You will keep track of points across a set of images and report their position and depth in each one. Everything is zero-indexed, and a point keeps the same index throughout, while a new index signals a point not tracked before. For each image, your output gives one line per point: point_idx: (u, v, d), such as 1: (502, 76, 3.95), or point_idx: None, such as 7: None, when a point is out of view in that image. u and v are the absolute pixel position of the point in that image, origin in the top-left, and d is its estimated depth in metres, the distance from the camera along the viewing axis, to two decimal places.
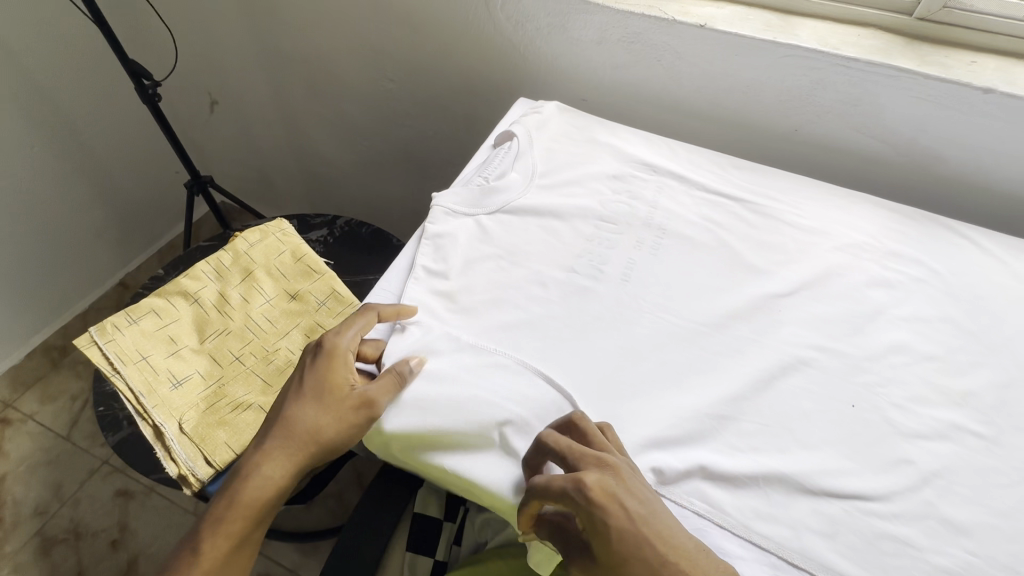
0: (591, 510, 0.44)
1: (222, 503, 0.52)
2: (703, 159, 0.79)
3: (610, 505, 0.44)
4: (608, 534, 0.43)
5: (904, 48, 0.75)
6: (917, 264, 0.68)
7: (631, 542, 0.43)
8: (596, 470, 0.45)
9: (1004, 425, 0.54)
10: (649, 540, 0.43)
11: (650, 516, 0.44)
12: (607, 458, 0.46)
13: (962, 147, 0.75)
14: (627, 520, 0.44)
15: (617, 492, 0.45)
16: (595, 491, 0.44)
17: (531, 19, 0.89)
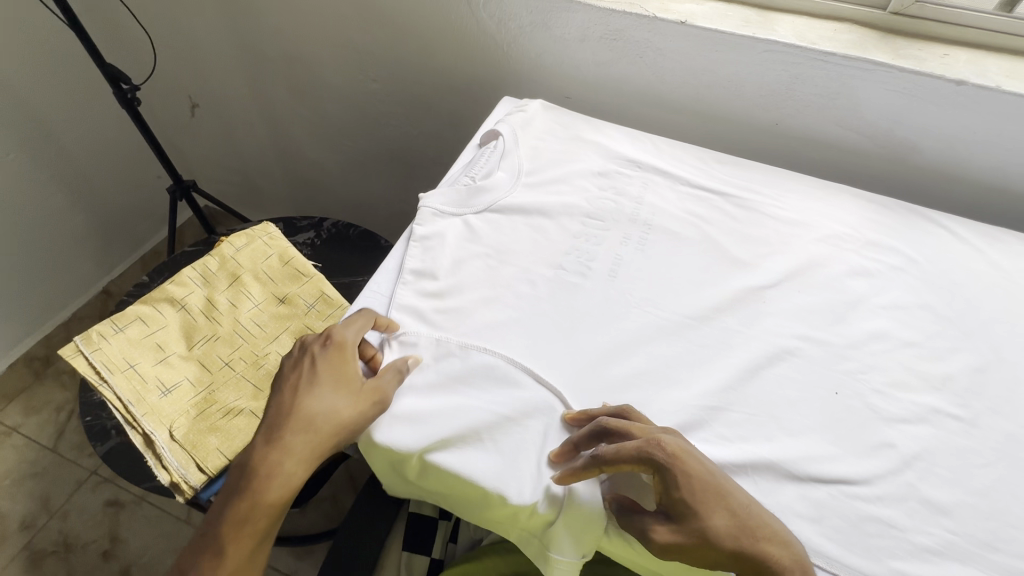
0: (674, 464, 0.46)
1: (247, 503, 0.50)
2: (687, 154, 0.80)
3: (688, 458, 0.47)
4: (692, 486, 0.46)
5: (878, 42, 0.76)
6: (894, 252, 0.70)
7: (715, 493, 0.47)
8: (658, 431, 0.49)
9: (981, 407, 0.56)
10: (726, 488, 0.47)
11: (717, 468, 0.49)
12: (661, 425, 0.51)
13: (937, 137, 0.77)
14: (705, 469, 0.47)
15: (691, 449, 0.48)
16: (673, 447, 0.47)
17: (514, 18, 0.89)
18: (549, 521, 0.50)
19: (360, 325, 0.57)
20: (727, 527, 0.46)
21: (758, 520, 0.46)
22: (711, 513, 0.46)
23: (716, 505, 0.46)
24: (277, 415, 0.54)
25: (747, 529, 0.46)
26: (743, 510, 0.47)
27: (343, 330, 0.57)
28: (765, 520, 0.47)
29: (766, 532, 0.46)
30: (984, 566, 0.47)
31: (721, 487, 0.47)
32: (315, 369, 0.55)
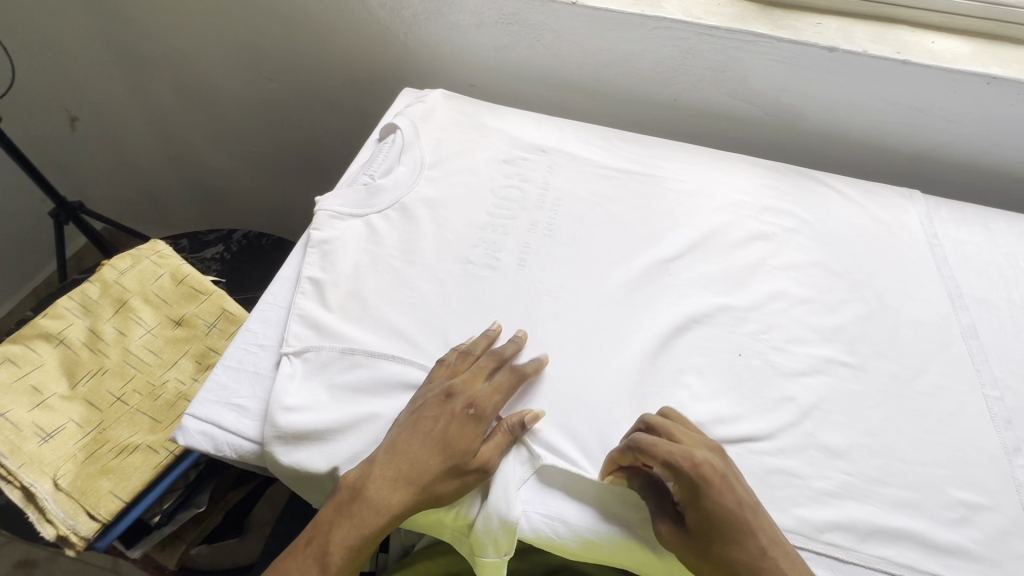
0: (704, 483, 0.45)
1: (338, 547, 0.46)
2: (591, 135, 0.81)
3: (720, 481, 0.45)
4: (716, 513, 0.44)
5: (758, 14, 0.79)
6: (787, 215, 0.73)
7: (735, 525, 0.45)
8: (715, 457, 0.47)
9: (867, 352, 0.60)
10: (752, 523, 0.45)
11: (750, 499, 0.46)
12: (706, 442, 0.49)
13: (818, 102, 0.82)
14: (736, 500, 0.45)
15: (728, 476, 0.46)
16: (710, 466, 0.46)
17: (407, 6, 0.86)
18: (468, 524, 0.49)
19: (507, 390, 0.52)
20: (736, 560, 0.44)
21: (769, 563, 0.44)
22: (725, 540, 0.44)
23: (730, 536, 0.44)
24: (395, 464, 0.47)
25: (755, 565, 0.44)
26: (762, 550, 0.45)
27: (488, 392, 0.51)
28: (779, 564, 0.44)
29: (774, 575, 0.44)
30: (876, 501, 0.50)
31: (746, 518, 0.45)
32: (438, 419, 0.49)
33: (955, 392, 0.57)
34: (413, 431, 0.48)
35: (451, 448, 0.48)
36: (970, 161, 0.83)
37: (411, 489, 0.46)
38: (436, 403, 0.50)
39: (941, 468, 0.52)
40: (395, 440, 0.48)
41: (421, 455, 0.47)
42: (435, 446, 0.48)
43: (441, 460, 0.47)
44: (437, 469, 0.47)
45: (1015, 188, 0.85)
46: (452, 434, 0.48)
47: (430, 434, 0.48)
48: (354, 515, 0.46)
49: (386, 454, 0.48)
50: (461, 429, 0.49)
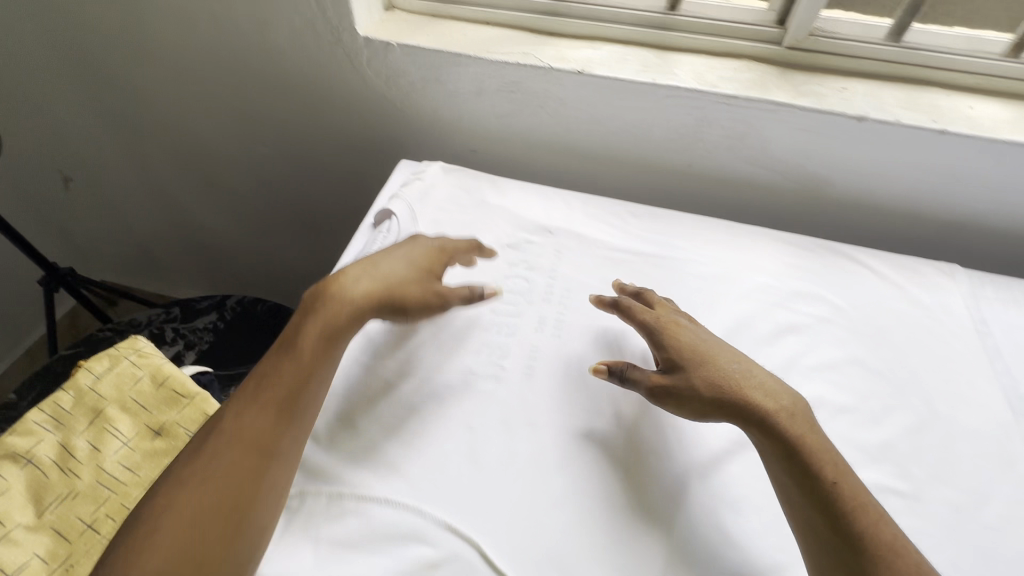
0: (667, 332, 0.56)
1: (297, 345, 0.53)
2: (601, 211, 0.75)
3: (682, 328, 0.57)
4: (676, 343, 0.55)
5: (778, 79, 0.74)
6: (818, 301, 0.67)
7: (699, 349, 0.54)
8: (672, 315, 0.58)
9: (922, 475, 0.53)
10: (718, 352, 0.55)
11: (710, 337, 0.57)
12: (679, 313, 0.60)
13: (845, 170, 0.76)
14: (695, 335, 0.56)
15: (686, 326, 0.57)
16: (671, 322, 0.57)
17: (402, 75, 0.81)
18: None
19: (467, 251, 0.64)
20: (715, 380, 0.52)
21: (745, 378, 0.52)
22: (697, 368, 0.53)
23: (701, 357, 0.54)
24: (359, 265, 0.58)
25: (735, 384, 0.51)
26: (732, 367, 0.53)
27: (454, 244, 0.64)
28: (752, 378, 0.52)
29: (749, 383, 0.52)
30: None
31: (705, 344, 0.55)
32: (403, 250, 0.61)
33: None
34: (382, 256, 0.60)
35: (414, 269, 0.59)
36: (1013, 229, 0.76)
37: (377, 293, 0.56)
38: (401, 244, 0.62)
39: None
40: (363, 262, 0.59)
41: (386, 266, 0.58)
42: (403, 269, 0.59)
43: (405, 275, 0.58)
44: (398, 275, 0.58)
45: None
46: (415, 254, 0.61)
47: (395, 253, 0.60)
48: (318, 309, 0.55)
49: (354, 270, 0.58)
50: (423, 255, 0.61)
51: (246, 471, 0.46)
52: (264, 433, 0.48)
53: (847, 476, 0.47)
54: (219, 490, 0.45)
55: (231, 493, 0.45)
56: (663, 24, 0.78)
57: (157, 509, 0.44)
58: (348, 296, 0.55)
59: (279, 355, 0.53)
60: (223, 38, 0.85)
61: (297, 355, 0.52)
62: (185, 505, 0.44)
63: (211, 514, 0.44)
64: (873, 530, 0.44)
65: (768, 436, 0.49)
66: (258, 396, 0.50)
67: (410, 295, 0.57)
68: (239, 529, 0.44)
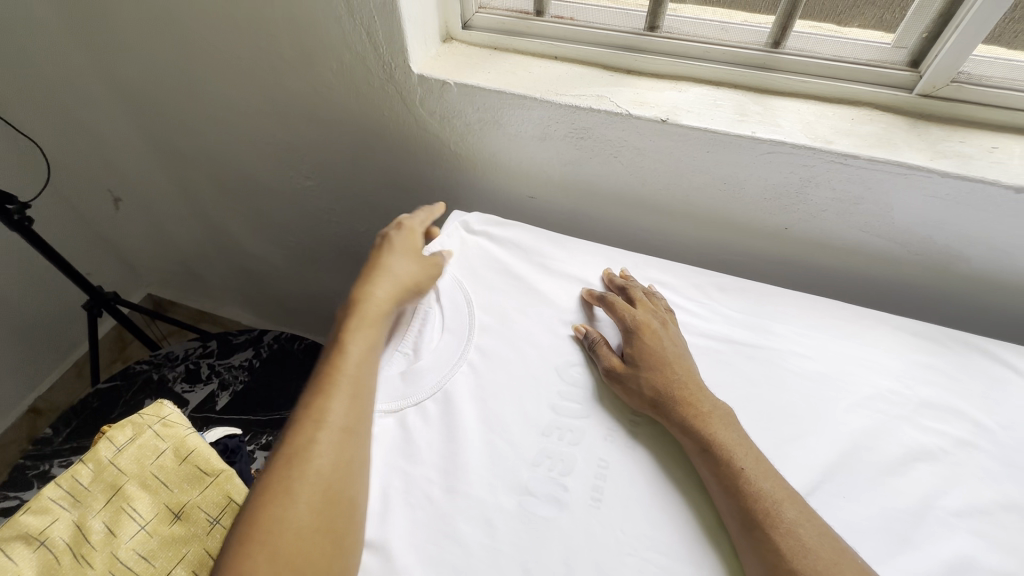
0: (637, 330, 0.57)
1: (338, 345, 0.52)
2: (681, 282, 0.65)
3: (654, 329, 0.58)
4: (637, 335, 0.57)
5: (908, 134, 0.61)
6: (956, 418, 0.54)
7: (658, 353, 0.55)
8: (647, 312, 0.59)
9: None
10: (677, 356, 0.56)
11: (679, 348, 0.57)
12: (661, 315, 0.60)
13: (988, 246, 0.62)
14: (662, 333, 0.57)
15: (658, 328, 0.58)
16: (644, 322, 0.58)
17: (459, 115, 0.73)
18: None
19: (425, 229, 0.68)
20: (659, 383, 0.53)
21: (687, 387, 0.52)
22: (649, 370, 0.54)
23: (654, 360, 0.55)
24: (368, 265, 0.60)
25: (679, 391, 0.52)
26: (681, 375, 0.54)
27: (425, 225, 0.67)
28: (691, 385, 0.53)
29: (693, 391, 0.52)
30: None
31: (664, 344, 0.56)
32: (401, 242, 0.63)
33: None
34: (386, 251, 0.61)
35: (415, 264, 0.61)
36: None
37: (398, 296, 0.58)
38: (407, 249, 0.63)
39: None
40: (379, 265, 0.60)
41: (400, 275, 0.59)
42: (410, 264, 0.61)
43: (410, 271, 0.60)
44: (401, 270, 0.60)
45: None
46: (419, 272, 0.61)
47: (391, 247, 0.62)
48: (361, 307, 0.55)
49: (370, 277, 0.58)
50: (412, 245, 0.63)
51: (337, 461, 0.45)
52: (320, 448, 0.45)
53: (770, 479, 0.46)
54: (318, 491, 0.43)
55: (331, 489, 0.44)
56: (764, 64, 0.66)
57: (262, 524, 0.41)
58: (374, 299, 0.56)
59: (322, 360, 0.52)
60: (268, 69, 0.78)
61: (350, 340, 0.53)
62: (290, 510, 0.42)
63: (319, 512, 0.43)
64: (775, 503, 0.44)
65: (694, 438, 0.49)
66: (321, 385, 0.49)
67: (415, 281, 0.60)
68: (349, 516, 0.44)
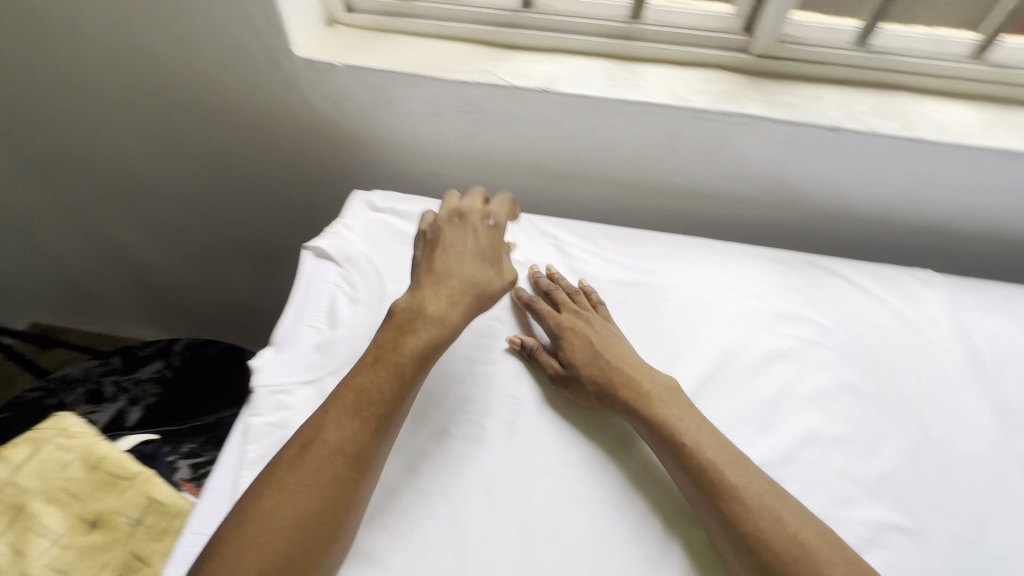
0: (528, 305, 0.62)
1: (382, 359, 0.49)
2: (575, 236, 0.71)
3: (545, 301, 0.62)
4: (564, 337, 0.58)
5: (749, 89, 0.71)
6: (804, 323, 0.64)
7: (548, 321, 0.60)
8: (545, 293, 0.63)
9: (922, 507, 0.51)
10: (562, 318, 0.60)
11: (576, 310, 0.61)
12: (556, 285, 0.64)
13: (821, 181, 0.73)
14: (588, 331, 0.59)
15: (551, 299, 0.62)
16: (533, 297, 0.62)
17: (352, 97, 0.75)
18: None
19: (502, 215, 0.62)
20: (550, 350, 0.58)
21: (571, 341, 0.57)
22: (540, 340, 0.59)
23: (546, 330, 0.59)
24: (428, 267, 0.55)
25: (562, 348, 0.57)
26: (564, 332, 0.58)
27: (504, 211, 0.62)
28: (576, 337, 0.58)
29: (574, 345, 0.57)
30: None
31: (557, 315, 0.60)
32: (467, 241, 0.57)
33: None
34: (457, 251, 0.56)
35: (485, 272, 0.56)
36: (983, 233, 0.76)
37: (464, 314, 0.53)
38: (486, 250, 0.57)
39: None
40: (455, 266, 0.55)
41: (468, 278, 0.54)
42: (475, 269, 0.55)
43: (472, 271, 0.55)
44: (467, 276, 0.54)
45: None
46: (486, 276, 0.55)
47: (461, 250, 0.56)
48: (410, 324, 0.51)
49: (431, 284, 0.53)
50: (481, 245, 0.57)
51: (344, 490, 0.44)
52: (332, 475, 0.43)
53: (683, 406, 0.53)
54: (316, 517, 0.42)
55: (330, 517, 0.42)
56: (626, 34, 0.73)
57: (254, 544, 0.40)
58: (429, 317, 0.51)
59: (369, 375, 0.48)
60: (141, 62, 0.75)
61: (386, 366, 0.49)
62: (289, 532, 0.41)
63: (312, 540, 0.41)
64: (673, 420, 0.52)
65: (574, 386, 0.55)
66: (352, 412, 0.46)
67: (482, 295, 0.55)
68: (337, 542, 0.43)
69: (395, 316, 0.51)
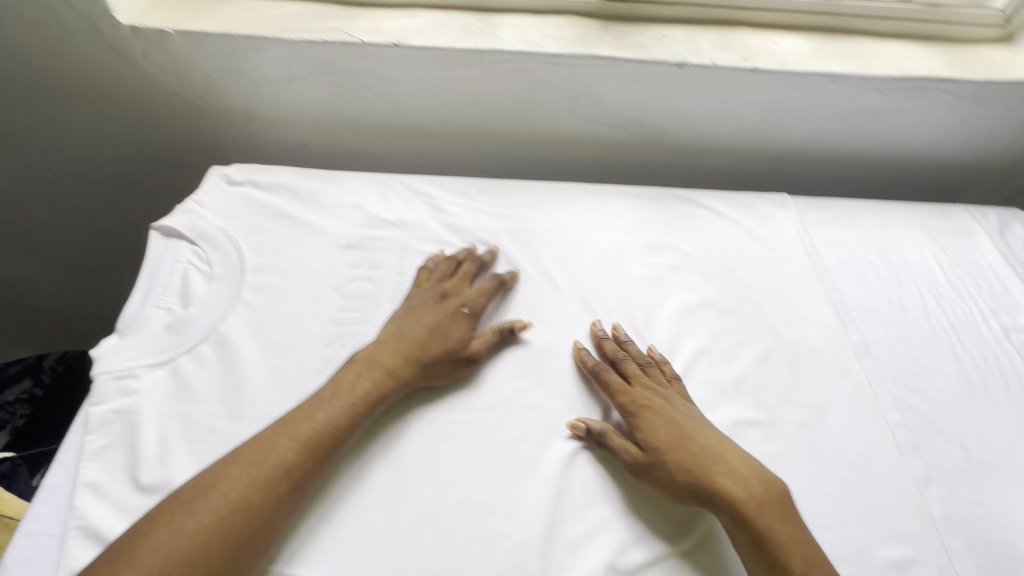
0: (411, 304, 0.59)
1: (336, 399, 0.48)
2: (448, 191, 0.71)
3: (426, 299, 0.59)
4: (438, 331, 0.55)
5: (601, 33, 0.73)
6: (669, 251, 0.68)
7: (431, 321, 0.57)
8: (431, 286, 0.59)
9: (773, 401, 0.56)
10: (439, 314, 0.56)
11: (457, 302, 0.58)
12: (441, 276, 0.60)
13: (679, 118, 0.77)
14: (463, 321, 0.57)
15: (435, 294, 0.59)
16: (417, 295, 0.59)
17: (194, 67, 0.70)
18: None
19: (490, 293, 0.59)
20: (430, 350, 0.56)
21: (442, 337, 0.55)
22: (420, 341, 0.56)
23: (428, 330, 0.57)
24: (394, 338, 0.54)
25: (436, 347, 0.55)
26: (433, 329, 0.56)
27: (477, 294, 0.59)
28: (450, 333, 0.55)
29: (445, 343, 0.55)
30: None
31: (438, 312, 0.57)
32: (428, 312, 0.56)
33: (861, 427, 0.55)
34: (415, 317, 0.56)
35: (445, 342, 0.54)
36: (828, 155, 0.83)
37: (403, 366, 0.51)
38: (442, 319, 0.55)
39: (865, 525, 0.48)
40: (401, 327, 0.55)
41: (424, 345, 0.53)
42: (431, 334, 0.54)
43: (436, 345, 0.53)
44: (427, 349, 0.53)
45: (895, 170, 0.85)
46: (445, 346, 0.53)
47: (423, 315, 0.56)
48: (377, 371, 0.51)
49: (383, 341, 0.53)
50: (444, 324, 0.55)
51: (275, 517, 0.42)
52: (265, 502, 0.42)
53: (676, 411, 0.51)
54: (238, 538, 0.40)
55: (251, 540, 0.40)
56: None
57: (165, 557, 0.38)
58: (377, 365, 0.51)
59: (325, 407, 0.48)
60: None
61: (348, 396, 0.49)
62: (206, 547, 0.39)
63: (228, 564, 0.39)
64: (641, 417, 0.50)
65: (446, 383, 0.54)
66: (299, 437, 0.45)
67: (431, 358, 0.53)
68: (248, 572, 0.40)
69: (356, 360, 0.51)
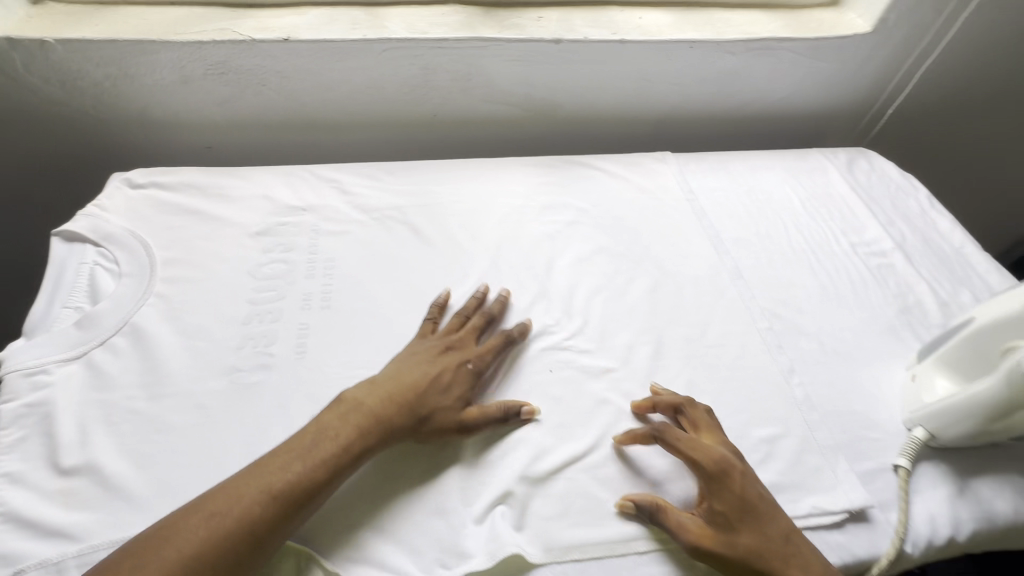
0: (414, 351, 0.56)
1: (322, 455, 0.44)
2: (354, 175, 0.74)
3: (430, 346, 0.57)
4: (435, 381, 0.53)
5: (484, 18, 0.79)
6: (566, 209, 0.74)
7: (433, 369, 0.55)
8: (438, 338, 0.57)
9: (661, 324, 0.63)
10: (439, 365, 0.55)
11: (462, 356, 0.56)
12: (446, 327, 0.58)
13: (565, 91, 0.84)
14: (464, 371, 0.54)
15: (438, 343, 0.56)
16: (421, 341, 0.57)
17: (82, 76, 0.70)
18: None
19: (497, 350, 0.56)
20: None
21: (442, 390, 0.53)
22: None
23: None
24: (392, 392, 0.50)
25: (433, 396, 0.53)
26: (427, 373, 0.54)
27: (483, 351, 0.55)
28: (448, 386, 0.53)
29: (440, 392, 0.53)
30: None
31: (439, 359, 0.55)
32: (430, 365, 0.53)
33: (736, 335, 0.63)
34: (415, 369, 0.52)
35: (441, 403, 0.51)
36: (702, 115, 0.92)
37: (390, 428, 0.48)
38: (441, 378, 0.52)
39: (740, 413, 0.56)
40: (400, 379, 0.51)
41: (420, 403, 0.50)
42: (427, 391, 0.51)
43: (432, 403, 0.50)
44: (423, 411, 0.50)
45: (756, 127, 0.97)
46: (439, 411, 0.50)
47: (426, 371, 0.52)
48: (367, 421, 0.47)
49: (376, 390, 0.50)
50: (444, 381, 0.52)
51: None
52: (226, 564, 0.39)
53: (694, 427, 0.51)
54: None
55: None
56: None
57: None
58: (366, 418, 0.47)
59: (309, 462, 0.44)
60: None
61: (334, 443, 0.45)
62: None
63: None
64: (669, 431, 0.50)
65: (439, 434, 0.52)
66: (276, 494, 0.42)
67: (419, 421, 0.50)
68: None
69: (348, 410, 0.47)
